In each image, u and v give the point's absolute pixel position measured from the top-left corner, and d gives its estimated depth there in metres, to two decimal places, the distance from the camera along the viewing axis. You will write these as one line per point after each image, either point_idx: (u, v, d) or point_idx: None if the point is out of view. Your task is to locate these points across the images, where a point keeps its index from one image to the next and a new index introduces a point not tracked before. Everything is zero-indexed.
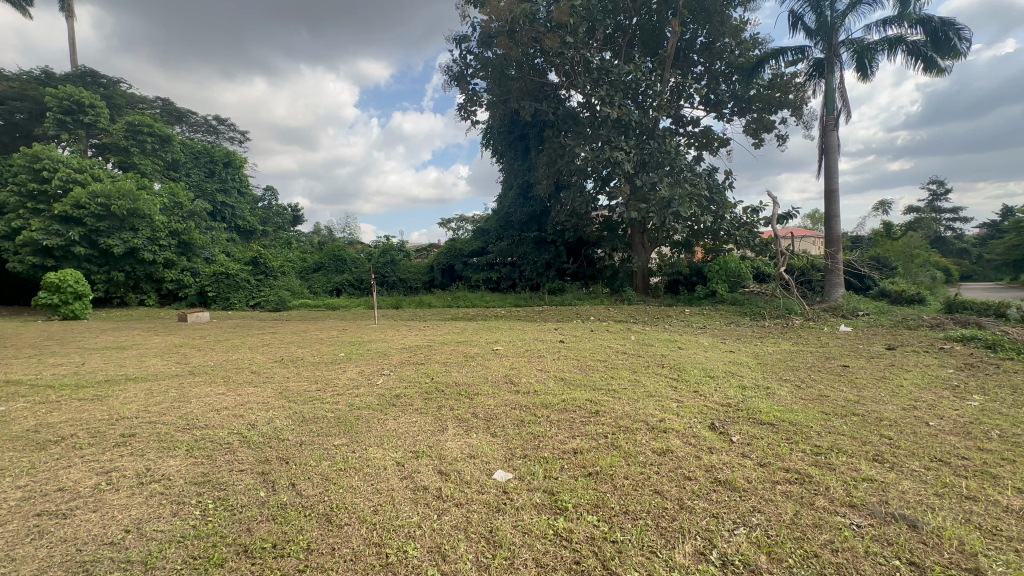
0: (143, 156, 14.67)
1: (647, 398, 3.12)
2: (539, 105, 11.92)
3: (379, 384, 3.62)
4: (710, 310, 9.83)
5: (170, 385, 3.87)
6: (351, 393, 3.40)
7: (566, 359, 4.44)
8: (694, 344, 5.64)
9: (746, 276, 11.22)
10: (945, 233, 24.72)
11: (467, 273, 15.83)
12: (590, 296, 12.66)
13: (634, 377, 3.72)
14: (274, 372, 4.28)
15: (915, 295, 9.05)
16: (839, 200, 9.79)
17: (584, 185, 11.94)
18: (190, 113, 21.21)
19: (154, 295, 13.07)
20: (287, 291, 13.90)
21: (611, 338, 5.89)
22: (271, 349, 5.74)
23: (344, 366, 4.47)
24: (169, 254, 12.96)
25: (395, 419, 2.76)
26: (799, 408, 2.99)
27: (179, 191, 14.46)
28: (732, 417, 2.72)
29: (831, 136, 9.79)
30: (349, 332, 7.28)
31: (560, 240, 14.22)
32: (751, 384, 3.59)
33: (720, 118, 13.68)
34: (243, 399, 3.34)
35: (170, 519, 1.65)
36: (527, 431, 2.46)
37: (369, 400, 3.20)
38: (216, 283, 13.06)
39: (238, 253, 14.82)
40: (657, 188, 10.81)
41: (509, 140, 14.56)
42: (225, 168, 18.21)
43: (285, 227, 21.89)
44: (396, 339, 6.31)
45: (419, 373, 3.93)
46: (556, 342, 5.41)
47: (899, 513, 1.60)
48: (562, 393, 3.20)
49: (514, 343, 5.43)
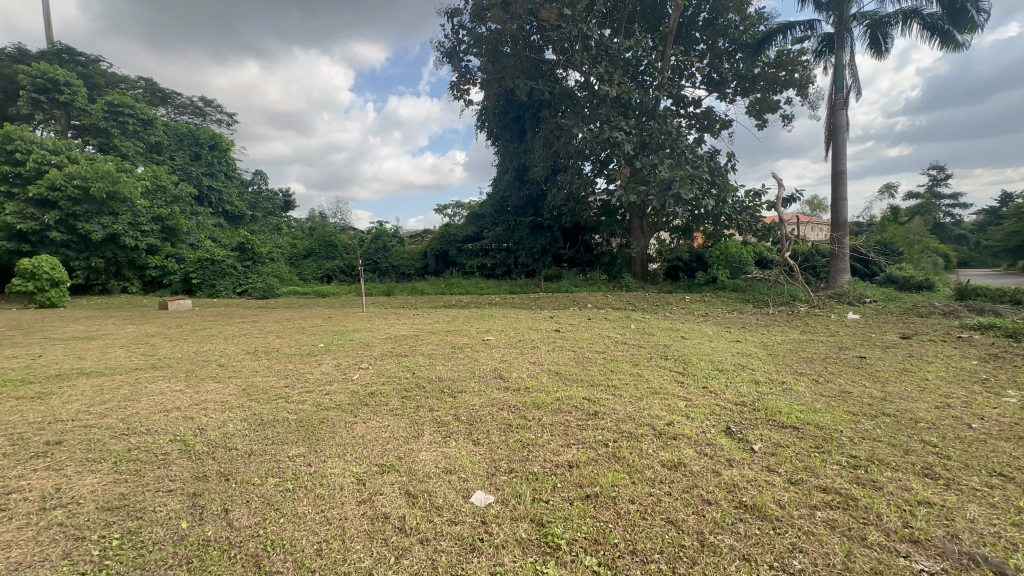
0: (124, 138, 14.11)
1: (651, 395, 2.79)
2: (534, 84, 11.44)
3: (355, 379, 3.28)
4: (711, 297, 9.52)
5: (125, 381, 3.50)
6: (322, 390, 3.05)
7: (563, 350, 4.11)
8: (698, 333, 5.33)
9: (748, 262, 10.90)
10: (945, 220, 24.32)
11: (461, 260, 15.45)
12: (587, 283, 12.33)
13: (635, 371, 3.39)
14: (243, 366, 3.92)
15: (924, 281, 8.75)
16: (846, 182, 9.41)
17: (582, 168, 11.52)
18: (176, 94, 20.54)
19: (138, 282, 12.65)
20: (275, 278, 13.48)
21: (610, 327, 5.57)
22: (247, 339, 5.38)
23: (321, 358, 4.10)
24: (152, 239, 12.49)
25: (364, 422, 2.41)
26: (822, 407, 2.66)
27: (162, 174, 13.91)
28: (749, 420, 2.39)
29: (841, 115, 9.35)
30: (335, 320, 6.91)
31: (557, 224, 13.82)
32: (764, 379, 3.26)
33: (722, 99, 13.25)
34: (201, 397, 2.98)
35: (57, 564, 1.31)
36: (514, 438, 2.12)
37: (340, 398, 2.85)
38: (200, 270, 12.59)
39: (225, 239, 14.35)
40: (658, 170, 10.40)
41: (505, 121, 14.08)
42: (211, 151, 17.64)
43: (276, 212, 21.36)
44: (381, 328, 5.94)
45: (401, 368, 3.58)
46: (552, 332, 5.08)
47: (977, 554, 1.28)
48: (556, 391, 2.86)
49: (507, 333, 5.09)
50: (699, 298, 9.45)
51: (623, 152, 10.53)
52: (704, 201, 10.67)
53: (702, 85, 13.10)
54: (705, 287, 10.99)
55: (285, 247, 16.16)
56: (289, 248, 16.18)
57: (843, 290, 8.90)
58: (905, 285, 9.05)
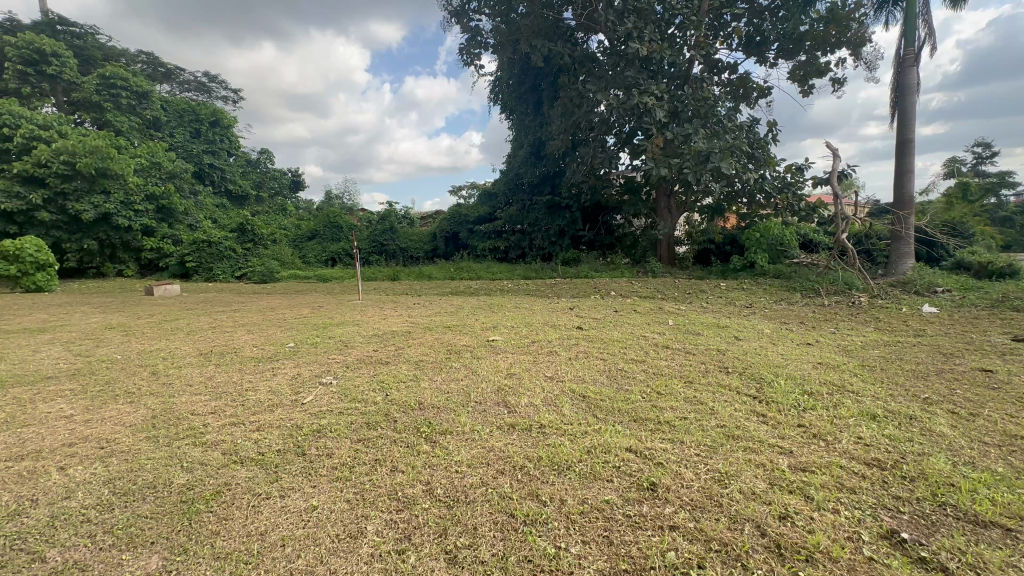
0: (119, 113, 13.44)
1: (731, 447, 1.85)
2: (553, 46, 10.28)
3: (307, 405, 2.38)
4: (751, 284, 8.45)
5: (19, 398, 2.68)
6: (254, 423, 2.17)
7: (591, 358, 3.17)
8: (753, 332, 4.34)
9: (791, 245, 9.74)
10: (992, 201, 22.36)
11: (473, 242, 14.53)
12: (609, 267, 11.29)
13: (693, 398, 2.44)
14: (180, 375, 3.06)
15: (1005, 268, 7.52)
16: (914, 152, 8.13)
17: (605, 141, 10.39)
18: (178, 70, 19.78)
19: (134, 265, 12.07)
20: (275, 261, 12.76)
21: (645, 323, 4.60)
22: (213, 335, 4.55)
23: (279, 366, 3.22)
24: (147, 220, 11.84)
25: (282, 496, 1.51)
26: (1013, 475, 1.66)
27: (159, 151, 13.24)
28: (912, 508, 1.43)
29: (911, 73, 8.03)
30: (323, 310, 6.07)
31: (575, 204, 12.76)
32: (882, 411, 2.28)
33: (761, 64, 11.91)
34: (83, 433, 2.11)
35: None
36: (520, 556, 1.21)
37: (272, 440, 1.96)
38: (196, 252, 11.89)
39: (225, 219, 13.68)
40: (692, 142, 9.23)
41: (520, 92, 12.97)
42: (213, 128, 16.89)
43: (282, 192, 20.65)
44: (372, 321, 5.07)
45: (373, 384, 2.67)
46: (573, 330, 4.13)
47: None
48: (586, 433, 1.94)
49: (518, 331, 4.16)
50: (736, 286, 8.39)
51: (654, 121, 9.35)
52: (743, 176, 9.47)
53: (740, 48, 11.78)
54: (742, 273, 9.88)
55: (289, 229, 15.46)
56: (294, 230, 15.49)
57: (908, 278, 7.74)
58: (981, 272, 7.84)
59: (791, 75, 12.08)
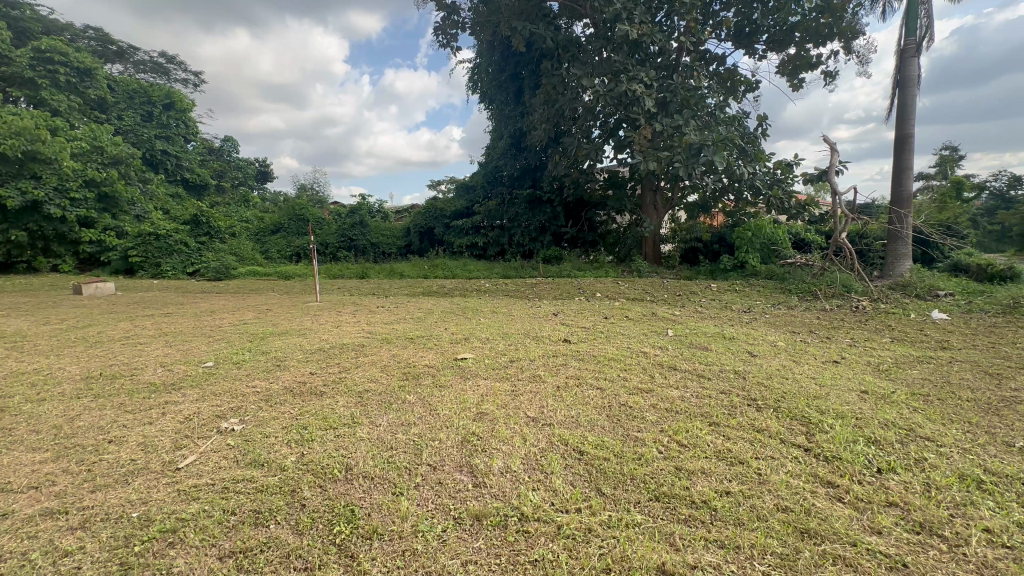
0: (57, 91, 12.15)
1: (817, 566, 1.19)
2: (535, 28, 9.57)
3: (175, 476, 1.61)
4: (743, 286, 7.96)
5: None
6: (76, 515, 1.40)
7: (584, 386, 2.50)
8: (766, 347, 3.73)
9: (783, 244, 9.26)
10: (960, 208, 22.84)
11: (449, 238, 13.76)
12: (592, 266, 10.67)
13: (730, 456, 1.78)
14: (30, 415, 2.26)
15: (1005, 270, 7.15)
16: (913, 149, 7.73)
17: (590, 132, 9.76)
18: (132, 48, 18.34)
19: (71, 259, 10.89)
20: (232, 256, 11.71)
21: (641, 335, 3.96)
22: (118, 348, 3.72)
23: (176, 399, 2.45)
24: (85, 210, 10.68)
25: None
26: None
27: (102, 133, 12.01)
28: None
29: (912, 64, 7.64)
30: (269, 315, 5.25)
31: (557, 199, 12.11)
32: (984, 475, 1.67)
33: (750, 56, 11.48)
34: None
35: None
36: None
37: (88, 556, 1.21)
38: (142, 246, 10.80)
39: (177, 211, 12.58)
40: (683, 134, 8.66)
41: (500, 80, 12.24)
42: (166, 111, 15.52)
43: (247, 183, 19.57)
44: (323, 330, 4.32)
45: (288, 434, 1.92)
46: (561, 345, 3.44)
47: None
48: (590, 540, 1.26)
49: (494, 346, 3.45)
50: (728, 288, 7.88)
51: (642, 111, 8.75)
52: (735, 172, 8.97)
53: (728, 39, 11.32)
54: (731, 274, 9.38)
55: (251, 222, 14.38)
56: (256, 223, 14.44)
57: (906, 280, 7.34)
58: (979, 275, 7.50)
59: (780, 68, 11.70)
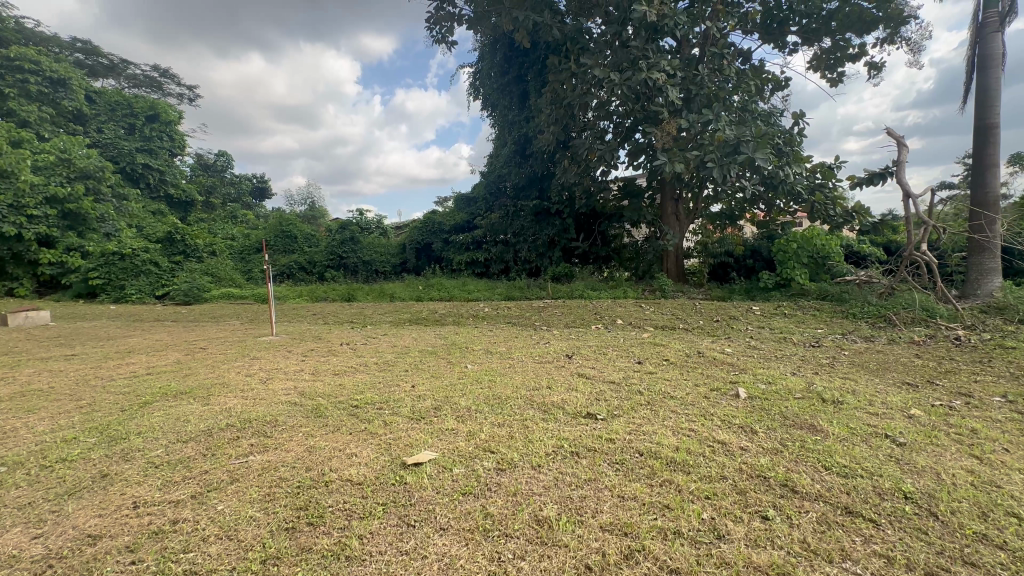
0: (27, 101, 11.32)
1: None
2: (539, 15, 8.44)
3: None
4: (792, 309, 6.62)
5: None
6: None
7: (640, 572, 1.19)
8: (904, 425, 2.36)
9: (835, 257, 7.83)
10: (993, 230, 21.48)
11: (448, 255, 12.60)
12: (608, 285, 9.36)
13: None
14: None
15: None
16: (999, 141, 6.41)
17: (603, 133, 8.56)
18: (126, 63, 17.76)
19: (30, 282, 9.82)
20: (207, 277, 10.58)
21: (697, 399, 2.63)
22: None
23: None
24: (45, 228, 9.64)
25: None
26: None
27: (74, 145, 11.06)
28: None
29: (994, 40, 6.37)
30: (195, 359, 4.03)
31: (567, 209, 10.92)
32: None
33: (780, 49, 10.27)
34: None
35: None
36: None
37: None
38: (105, 267, 9.70)
39: (152, 228, 11.56)
40: (714, 129, 7.40)
41: (501, 80, 11.15)
42: (150, 124, 14.65)
43: (240, 200, 18.70)
44: (240, 388, 3.05)
45: None
46: (582, 431, 2.10)
47: None
48: None
49: (474, 431, 2.13)
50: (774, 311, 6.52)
51: (666, 103, 7.52)
52: (776, 174, 7.66)
53: (755, 31, 10.12)
54: (774, 293, 8.00)
55: (236, 240, 13.39)
56: (241, 240, 13.45)
57: (1002, 301, 5.91)
58: None
59: (814, 62, 10.45)
